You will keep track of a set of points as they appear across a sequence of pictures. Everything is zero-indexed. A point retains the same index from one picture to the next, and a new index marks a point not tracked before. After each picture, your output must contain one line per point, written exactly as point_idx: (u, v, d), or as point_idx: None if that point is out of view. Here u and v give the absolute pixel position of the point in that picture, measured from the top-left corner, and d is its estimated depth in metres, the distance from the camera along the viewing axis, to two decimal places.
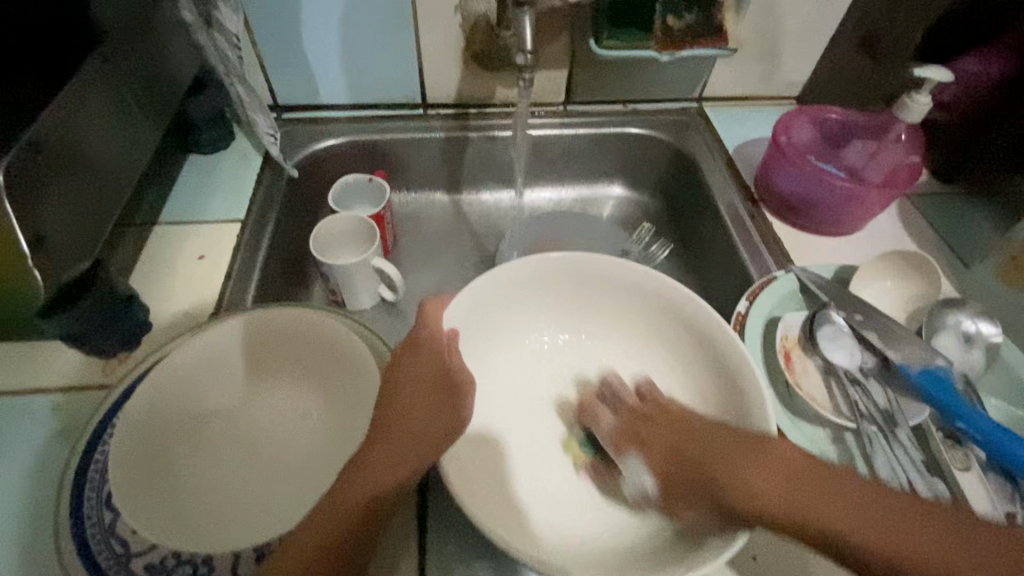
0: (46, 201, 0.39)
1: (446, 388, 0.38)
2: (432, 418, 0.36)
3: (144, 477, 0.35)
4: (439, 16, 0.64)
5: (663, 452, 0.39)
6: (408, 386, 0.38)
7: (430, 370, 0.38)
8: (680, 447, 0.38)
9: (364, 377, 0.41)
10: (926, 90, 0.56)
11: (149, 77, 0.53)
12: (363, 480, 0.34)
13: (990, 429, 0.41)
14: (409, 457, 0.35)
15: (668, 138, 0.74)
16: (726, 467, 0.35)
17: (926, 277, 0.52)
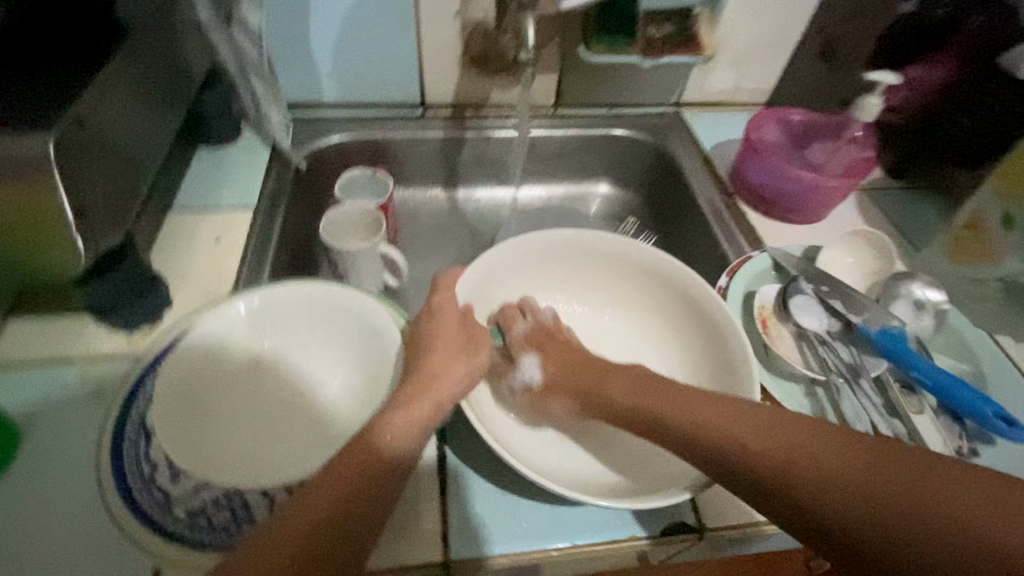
0: (84, 174, 0.42)
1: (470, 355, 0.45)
2: (462, 379, 0.43)
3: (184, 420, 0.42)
4: (440, 20, 0.69)
5: (563, 374, 0.49)
6: (434, 347, 0.43)
7: (453, 337, 0.45)
8: (594, 387, 0.47)
9: (389, 340, 0.46)
10: (876, 93, 0.63)
11: (170, 68, 0.56)
12: (403, 418, 0.39)
13: (938, 376, 0.47)
14: (437, 401, 0.41)
15: (649, 138, 0.80)
16: (771, 442, 0.36)
17: (882, 255, 0.59)
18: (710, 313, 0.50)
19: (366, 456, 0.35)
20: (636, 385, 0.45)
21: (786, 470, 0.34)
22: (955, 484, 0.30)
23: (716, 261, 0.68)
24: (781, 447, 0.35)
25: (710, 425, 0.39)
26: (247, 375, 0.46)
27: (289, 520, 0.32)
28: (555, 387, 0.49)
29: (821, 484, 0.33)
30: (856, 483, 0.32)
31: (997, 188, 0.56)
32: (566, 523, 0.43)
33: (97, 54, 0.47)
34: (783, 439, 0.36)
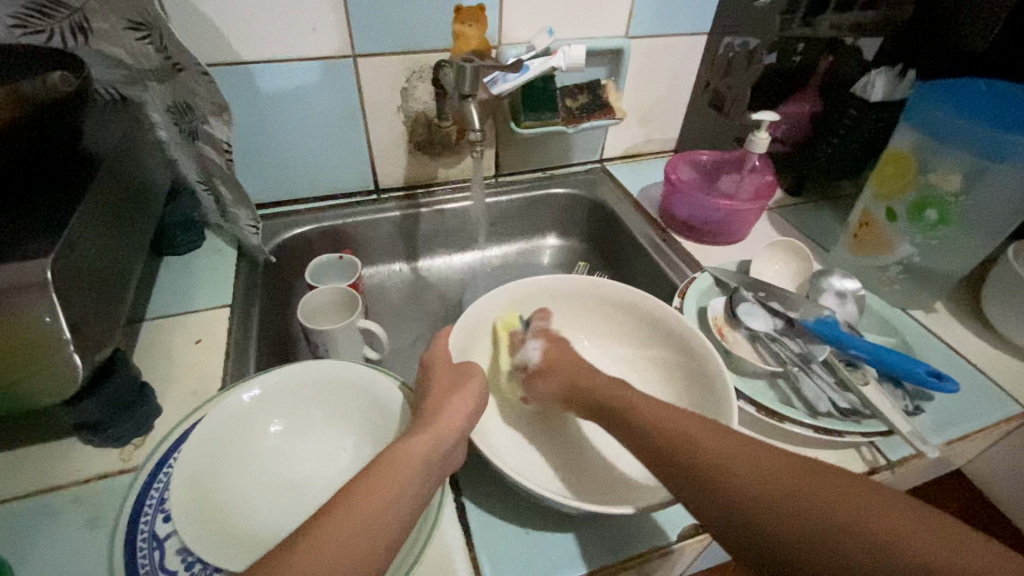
0: (77, 293, 0.43)
1: (467, 397, 0.46)
2: (462, 419, 0.44)
3: (196, 505, 0.40)
4: (385, 115, 0.76)
5: (564, 369, 0.52)
6: (437, 396, 0.46)
7: (445, 382, 0.47)
8: (598, 392, 0.48)
9: (392, 403, 0.48)
10: (762, 129, 0.76)
11: (139, 187, 0.58)
12: (399, 468, 0.39)
13: (871, 348, 0.55)
14: (433, 448, 0.41)
15: (584, 191, 0.90)
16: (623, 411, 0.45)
17: (803, 257, 0.69)
18: (677, 329, 0.57)
19: (354, 518, 0.35)
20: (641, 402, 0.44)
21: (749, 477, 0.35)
22: (904, 521, 0.30)
23: (665, 288, 0.75)
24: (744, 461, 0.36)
25: (693, 431, 0.39)
26: (258, 459, 0.47)
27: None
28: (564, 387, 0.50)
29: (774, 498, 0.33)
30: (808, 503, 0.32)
31: (879, 193, 0.68)
32: (591, 546, 0.45)
33: (74, 176, 0.49)
34: (749, 452, 0.37)
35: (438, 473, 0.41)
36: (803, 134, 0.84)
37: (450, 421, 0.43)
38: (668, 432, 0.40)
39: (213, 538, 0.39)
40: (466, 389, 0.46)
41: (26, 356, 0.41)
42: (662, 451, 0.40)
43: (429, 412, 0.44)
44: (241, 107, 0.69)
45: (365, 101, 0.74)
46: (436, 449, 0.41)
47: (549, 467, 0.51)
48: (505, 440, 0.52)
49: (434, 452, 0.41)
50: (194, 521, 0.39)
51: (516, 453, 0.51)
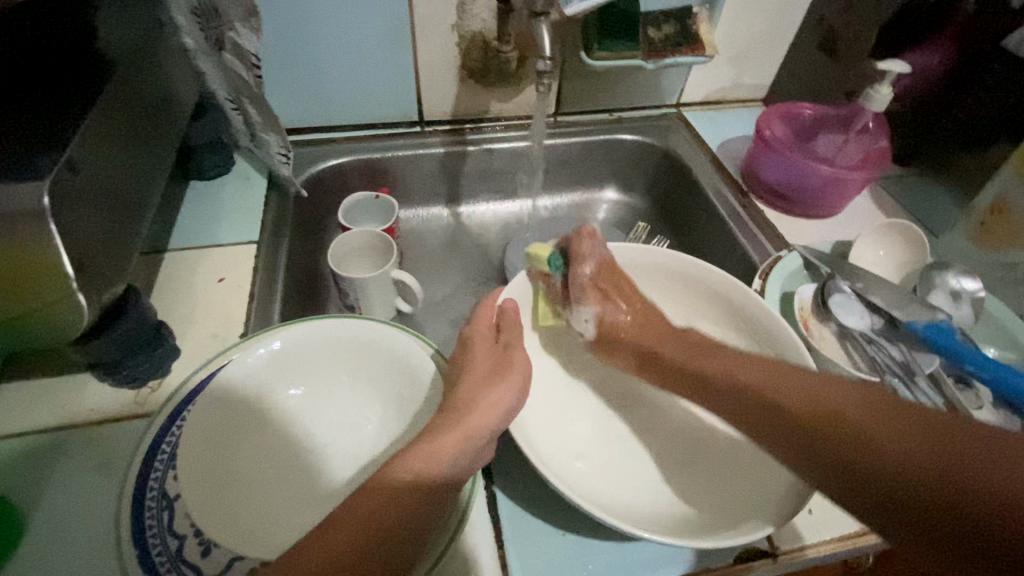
0: (83, 222, 0.38)
1: (505, 386, 0.40)
2: (497, 412, 0.38)
3: (212, 490, 0.38)
4: (437, 34, 0.66)
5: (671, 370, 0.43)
6: (474, 380, 0.40)
7: (485, 363, 0.41)
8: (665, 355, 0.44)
9: (422, 375, 0.44)
10: (887, 82, 0.62)
11: (158, 101, 0.51)
12: (421, 464, 0.35)
13: (995, 369, 0.46)
14: (458, 443, 0.36)
15: (655, 141, 0.78)
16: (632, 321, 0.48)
17: (915, 245, 0.58)
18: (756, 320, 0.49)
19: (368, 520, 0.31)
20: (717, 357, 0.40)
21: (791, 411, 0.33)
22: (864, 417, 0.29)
23: (738, 263, 0.66)
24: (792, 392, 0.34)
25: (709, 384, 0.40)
26: (278, 425, 0.43)
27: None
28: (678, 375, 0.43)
29: (810, 429, 0.31)
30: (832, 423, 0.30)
31: (1020, 174, 0.56)
32: (631, 559, 0.41)
33: (85, 86, 0.42)
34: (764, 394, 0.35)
35: (462, 470, 0.37)
36: (927, 94, 0.69)
37: (486, 409, 0.38)
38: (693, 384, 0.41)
39: (234, 525, 0.37)
40: (505, 377, 0.41)
41: (25, 290, 0.36)
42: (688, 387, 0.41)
43: (462, 396, 0.38)
44: (275, 12, 0.60)
45: (415, 16, 0.64)
46: (464, 441, 0.36)
47: (593, 461, 0.46)
48: (546, 427, 0.46)
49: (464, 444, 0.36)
50: (211, 506, 0.37)
51: (558, 442, 0.46)
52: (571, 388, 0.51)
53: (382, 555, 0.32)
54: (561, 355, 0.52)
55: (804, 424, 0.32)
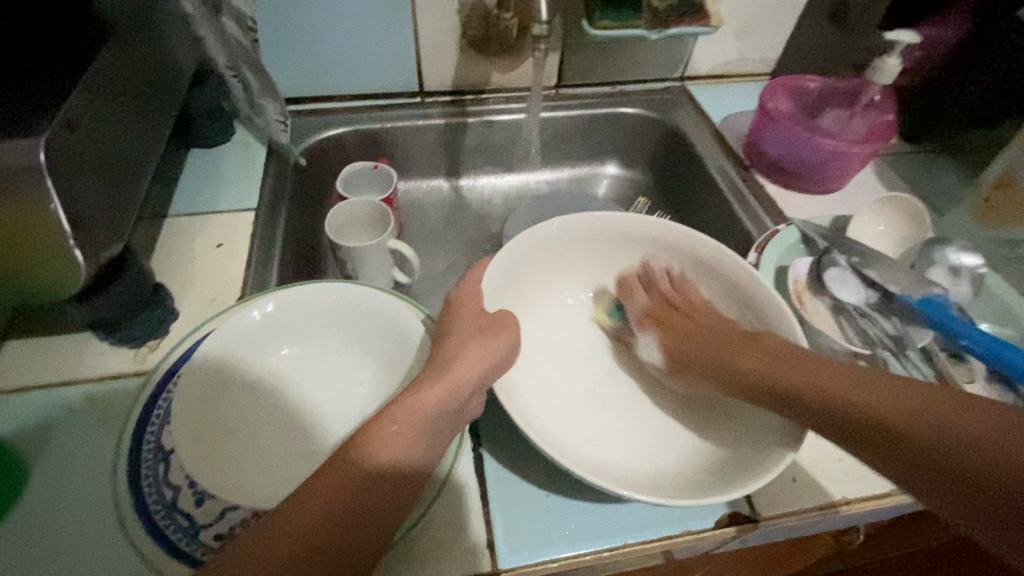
0: (80, 182, 0.39)
1: (492, 347, 0.40)
2: (482, 373, 0.39)
3: (202, 440, 0.39)
4: (437, 3, 0.65)
5: (690, 351, 0.46)
6: (461, 343, 0.40)
7: (473, 326, 0.41)
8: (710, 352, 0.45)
9: (411, 339, 0.44)
10: (896, 53, 0.60)
11: (156, 65, 0.52)
12: (407, 421, 0.36)
13: (989, 343, 0.46)
14: (443, 401, 0.37)
15: (657, 115, 0.77)
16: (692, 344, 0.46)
17: (915, 219, 0.57)
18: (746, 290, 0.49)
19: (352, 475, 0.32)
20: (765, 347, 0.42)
21: (911, 430, 0.33)
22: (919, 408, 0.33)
23: (736, 238, 0.66)
24: (906, 409, 0.34)
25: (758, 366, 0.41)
26: (271, 384, 0.44)
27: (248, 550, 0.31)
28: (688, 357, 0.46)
29: (868, 410, 0.35)
30: (953, 446, 0.31)
31: None
32: (613, 520, 0.41)
33: (82, 50, 0.43)
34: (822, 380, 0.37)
35: (444, 428, 0.37)
36: (935, 69, 0.68)
37: (473, 370, 0.38)
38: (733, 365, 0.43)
39: (221, 473, 0.38)
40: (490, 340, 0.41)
41: (24, 248, 0.37)
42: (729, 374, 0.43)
43: (449, 358, 0.39)
44: None
45: None
46: (448, 401, 0.37)
47: (581, 426, 0.47)
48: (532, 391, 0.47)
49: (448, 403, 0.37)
50: (203, 454, 0.39)
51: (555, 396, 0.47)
52: (561, 356, 0.52)
53: (366, 507, 0.33)
54: (552, 324, 0.53)
55: (878, 429, 0.34)
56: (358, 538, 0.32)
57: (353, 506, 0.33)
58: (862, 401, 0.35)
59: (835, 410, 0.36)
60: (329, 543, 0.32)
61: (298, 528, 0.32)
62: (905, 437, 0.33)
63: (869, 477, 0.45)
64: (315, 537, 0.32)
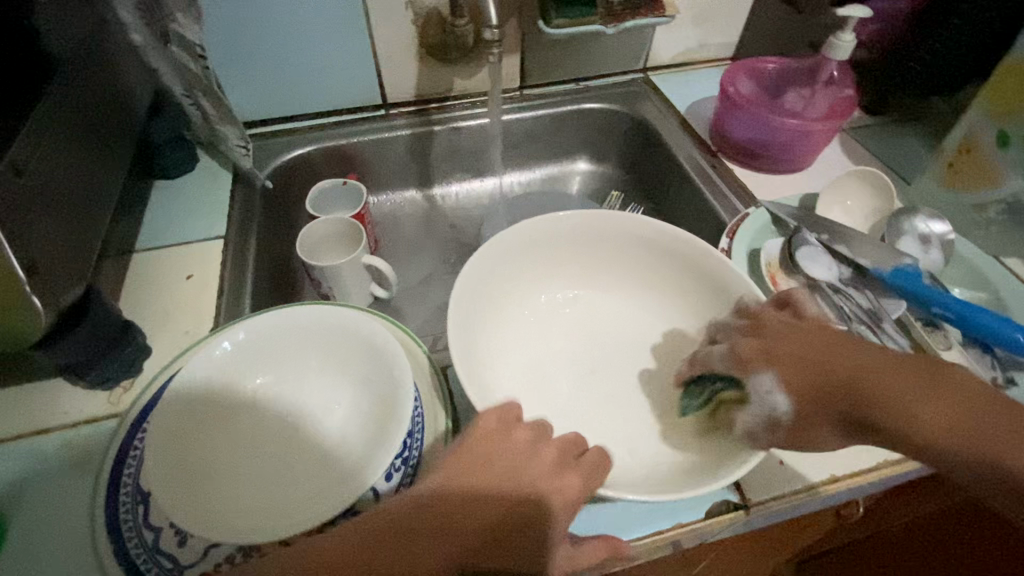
0: (33, 225, 0.38)
1: (543, 480, 0.35)
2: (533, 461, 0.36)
3: (183, 480, 0.38)
4: (390, 14, 0.65)
5: (795, 353, 0.37)
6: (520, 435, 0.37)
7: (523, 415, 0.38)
8: (816, 357, 0.36)
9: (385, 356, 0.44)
10: (849, 28, 0.61)
11: (107, 101, 0.51)
12: (445, 507, 0.32)
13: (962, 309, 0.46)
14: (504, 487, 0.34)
15: (622, 107, 0.77)
16: (820, 368, 0.36)
17: (882, 192, 0.58)
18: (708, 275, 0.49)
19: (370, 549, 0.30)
20: (837, 346, 0.36)
21: (977, 445, 0.32)
22: (1013, 428, 0.32)
23: (710, 225, 0.66)
24: (884, 391, 0.34)
25: (860, 393, 0.35)
26: (248, 413, 0.44)
27: None
28: (813, 387, 0.36)
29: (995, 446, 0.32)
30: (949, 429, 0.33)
31: (992, 111, 0.55)
32: (606, 519, 0.41)
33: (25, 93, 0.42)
34: (933, 407, 0.33)
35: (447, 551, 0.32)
36: (891, 39, 0.69)
37: (521, 457, 0.36)
38: (851, 399, 0.35)
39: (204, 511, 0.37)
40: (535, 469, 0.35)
41: None
42: (836, 394, 0.35)
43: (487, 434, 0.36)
44: (222, 2, 0.60)
45: None
46: (502, 486, 0.34)
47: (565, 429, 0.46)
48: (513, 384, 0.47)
49: (502, 488, 0.34)
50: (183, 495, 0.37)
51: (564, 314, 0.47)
52: (541, 358, 0.52)
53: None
54: (530, 328, 0.53)
55: (978, 456, 0.32)
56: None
57: None
58: (830, 380, 0.35)
59: (963, 453, 0.32)
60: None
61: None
62: (1008, 467, 0.32)
63: (854, 452, 0.46)
64: None
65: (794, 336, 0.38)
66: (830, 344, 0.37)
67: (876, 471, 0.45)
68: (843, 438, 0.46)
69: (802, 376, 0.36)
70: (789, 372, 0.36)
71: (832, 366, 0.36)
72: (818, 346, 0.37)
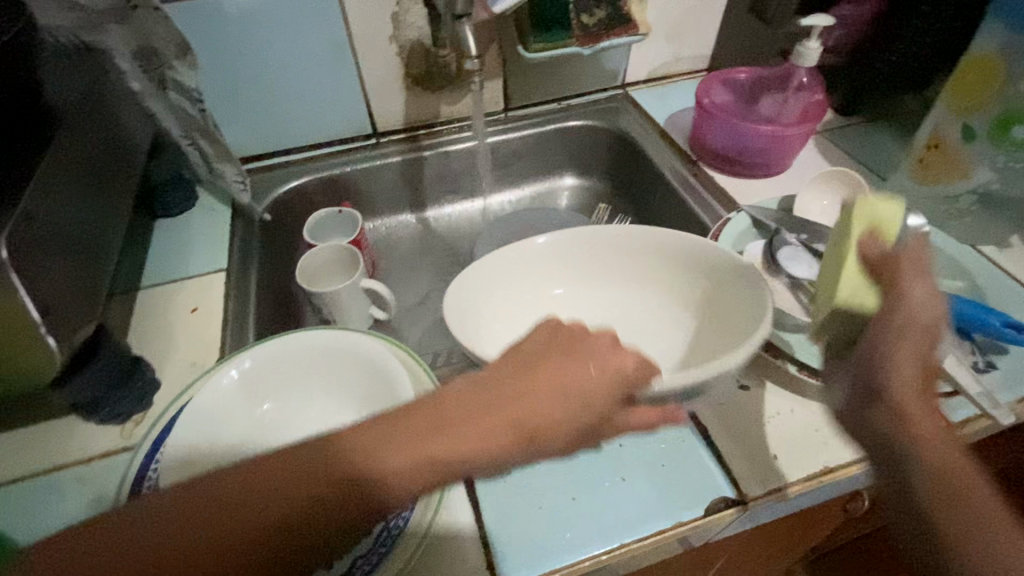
0: (45, 268, 0.40)
1: (581, 394, 0.32)
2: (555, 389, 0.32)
3: None
4: (376, 48, 0.68)
5: (917, 425, 0.31)
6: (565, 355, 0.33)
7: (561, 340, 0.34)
8: (908, 445, 0.31)
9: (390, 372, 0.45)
10: (814, 37, 0.64)
11: (110, 146, 0.54)
12: (462, 421, 0.30)
13: (940, 298, 0.47)
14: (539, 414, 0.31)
15: (604, 123, 0.80)
16: (913, 445, 0.31)
17: (857, 191, 0.60)
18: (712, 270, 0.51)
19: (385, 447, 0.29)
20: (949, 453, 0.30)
21: None
22: None
23: (695, 231, 0.68)
24: (943, 495, 0.30)
25: (899, 469, 0.31)
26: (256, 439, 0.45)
27: (259, 473, 0.29)
28: (933, 451, 0.31)
29: None
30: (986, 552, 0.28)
31: (954, 107, 0.57)
32: (608, 522, 0.43)
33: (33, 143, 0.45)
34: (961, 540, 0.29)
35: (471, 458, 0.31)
36: (858, 43, 0.72)
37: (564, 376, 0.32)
38: (917, 477, 0.31)
39: None
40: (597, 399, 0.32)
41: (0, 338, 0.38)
42: (889, 467, 0.32)
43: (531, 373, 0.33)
44: (216, 46, 0.63)
45: (352, 31, 0.66)
46: (522, 405, 0.31)
47: None
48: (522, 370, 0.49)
49: (524, 407, 0.31)
50: None
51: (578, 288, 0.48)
52: None
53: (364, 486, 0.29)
54: None
55: None
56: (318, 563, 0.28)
57: (327, 501, 0.28)
58: (887, 442, 0.32)
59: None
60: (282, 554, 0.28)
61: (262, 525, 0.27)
62: None
63: (847, 443, 0.47)
64: (313, 500, 0.28)
65: (936, 435, 0.31)
66: (917, 436, 0.31)
67: (871, 460, 0.46)
68: (834, 430, 0.47)
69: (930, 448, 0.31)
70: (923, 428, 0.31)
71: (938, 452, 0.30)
72: (947, 454, 0.30)
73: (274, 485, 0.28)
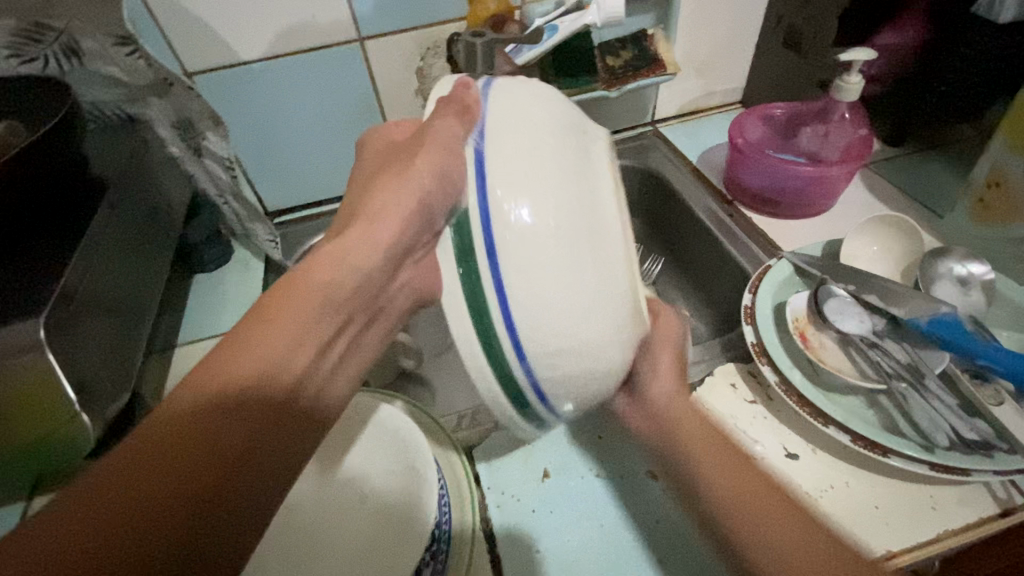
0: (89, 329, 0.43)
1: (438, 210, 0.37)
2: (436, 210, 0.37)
3: None
4: (403, 102, 0.69)
5: (752, 479, 0.40)
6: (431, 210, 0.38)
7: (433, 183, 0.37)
8: (737, 479, 0.40)
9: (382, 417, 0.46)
10: (854, 71, 0.60)
11: (151, 215, 0.56)
12: (267, 327, 0.34)
13: (1009, 360, 0.43)
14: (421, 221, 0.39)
15: (633, 160, 0.78)
16: (731, 475, 0.40)
17: (908, 235, 0.56)
18: (510, 109, 0.34)
19: (222, 379, 0.31)
20: (742, 479, 0.39)
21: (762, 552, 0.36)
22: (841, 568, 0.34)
23: (732, 276, 0.65)
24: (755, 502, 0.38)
25: (744, 488, 0.39)
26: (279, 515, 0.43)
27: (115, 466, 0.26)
28: (739, 479, 0.40)
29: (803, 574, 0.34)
30: (745, 523, 0.37)
31: (1012, 146, 0.53)
32: None
33: (76, 224, 0.46)
34: (763, 504, 0.38)
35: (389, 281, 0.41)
36: (900, 75, 0.68)
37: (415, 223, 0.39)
38: (733, 488, 0.39)
39: None
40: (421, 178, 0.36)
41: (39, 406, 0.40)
42: (731, 497, 0.39)
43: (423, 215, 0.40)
44: (247, 109, 0.65)
45: (380, 88, 0.67)
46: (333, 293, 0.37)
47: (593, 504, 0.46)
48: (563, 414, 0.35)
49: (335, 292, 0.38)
50: None
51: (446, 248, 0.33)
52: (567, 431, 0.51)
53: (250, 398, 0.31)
54: None
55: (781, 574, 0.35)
56: (260, 447, 0.30)
57: (219, 429, 0.29)
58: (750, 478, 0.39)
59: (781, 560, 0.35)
60: (219, 451, 0.28)
61: (163, 489, 0.26)
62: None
63: (912, 522, 0.42)
64: (205, 435, 0.28)
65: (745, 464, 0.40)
66: (771, 490, 0.39)
67: (941, 543, 0.41)
68: (893, 505, 0.43)
69: (729, 480, 0.40)
70: (733, 480, 0.40)
71: (723, 476, 0.40)
72: (754, 495, 0.39)
73: (157, 463, 0.26)
